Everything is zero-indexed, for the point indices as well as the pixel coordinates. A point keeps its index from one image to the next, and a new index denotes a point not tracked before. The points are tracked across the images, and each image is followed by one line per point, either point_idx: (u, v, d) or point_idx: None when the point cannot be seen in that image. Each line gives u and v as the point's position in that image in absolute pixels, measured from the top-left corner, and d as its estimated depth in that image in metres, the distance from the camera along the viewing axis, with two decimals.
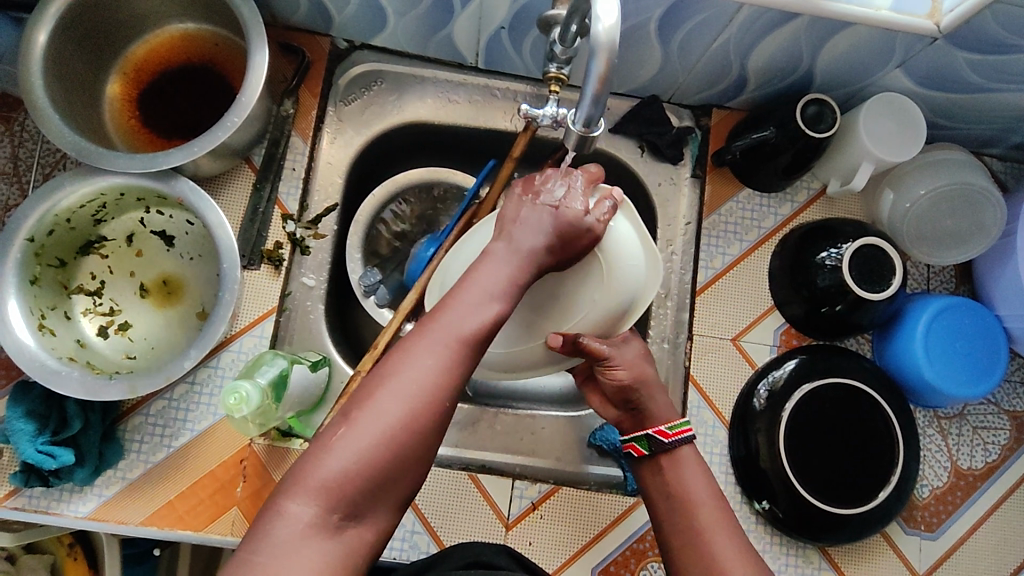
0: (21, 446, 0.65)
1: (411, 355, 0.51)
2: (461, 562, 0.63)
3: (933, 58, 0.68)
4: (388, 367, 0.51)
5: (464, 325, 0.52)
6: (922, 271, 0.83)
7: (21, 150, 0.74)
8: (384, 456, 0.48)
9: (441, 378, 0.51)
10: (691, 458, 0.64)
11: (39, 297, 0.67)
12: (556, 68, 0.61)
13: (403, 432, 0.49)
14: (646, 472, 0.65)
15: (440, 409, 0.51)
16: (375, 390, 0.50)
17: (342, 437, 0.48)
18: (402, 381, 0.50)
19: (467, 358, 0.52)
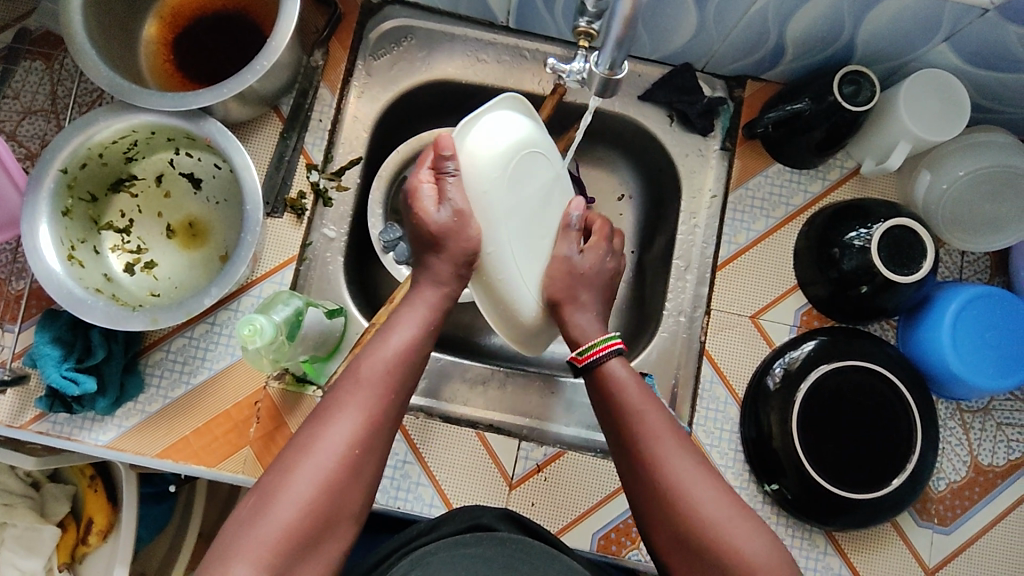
0: (47, 370, 0.68)
1: (330, 417, 0.54)
2: (461, 526, 0.63)
3: (983, 31, 0.65)
4: (309, 428, 0.54)
5: (378, 382, 0.56)
6: (956, 259, 0.80)
7: (60, 88, 0.77)
8: (308, 521, 0.51)
9: (357, 438, 0.54)
10: (626, 376, 0.61)
11: (70, 229, 0.69)
12: (587, 23, 0.60)
13: (325, 494, 0.52)
14: (592, 385, 0.63)
15: (359, 468, 0.54)
16: (298, 456, 0.53)
17: (272, 502, 0.51)
18: (325, 440, 0.53)
19: (383, 412, 0.56)
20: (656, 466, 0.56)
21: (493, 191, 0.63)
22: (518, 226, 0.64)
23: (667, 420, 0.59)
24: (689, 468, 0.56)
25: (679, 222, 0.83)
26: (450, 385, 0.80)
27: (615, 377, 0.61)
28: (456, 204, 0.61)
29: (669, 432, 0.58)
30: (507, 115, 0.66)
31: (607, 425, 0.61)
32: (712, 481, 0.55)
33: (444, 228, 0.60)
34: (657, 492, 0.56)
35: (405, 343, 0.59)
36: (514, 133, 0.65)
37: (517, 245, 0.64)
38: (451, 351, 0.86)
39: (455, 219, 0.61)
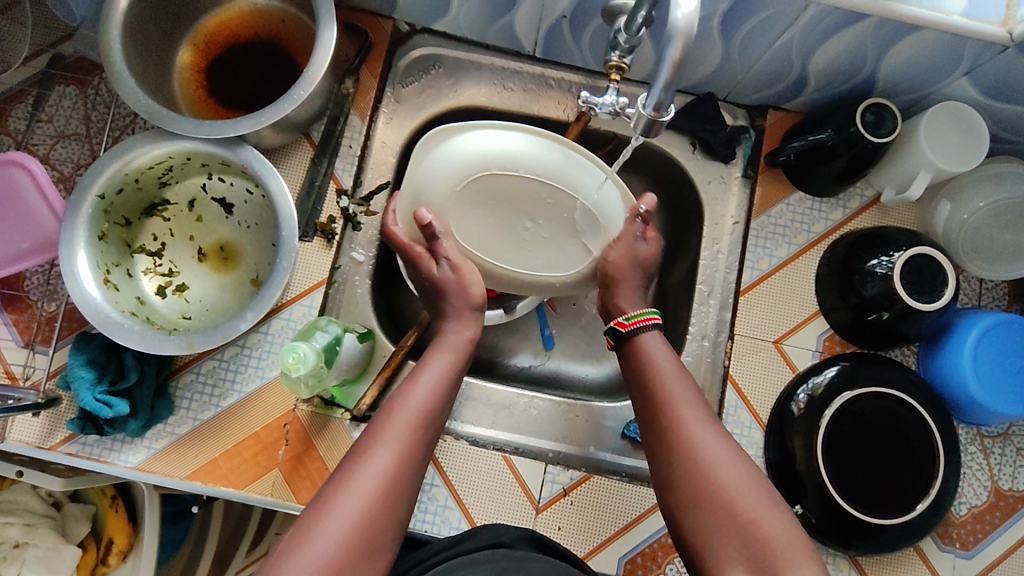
0: (81, 393, 0.69)
1: (368, 448, 0.54)
2: (484, 543, 0.63)
3: (1002, 67, 0.67)
4: (344, 466, 0.53)
5: (411, 421, 0.56)
6: (975, 285, 0.81)
7: (93, 113, 0.78)
8: (345, 560, 0.48)
9: (391, 475, 0.53)
10: (659, 350, 0.64)
11: (105, 253, 0.70)
12: (618, 57, 0.61)
13: (367, 526, 0.50)
14: (625, 362, 0.66)
15: (398, 499, 0.53)
16: (332, 492, 0.51)
17: (306, 539, 0.49)
18: (360, 475, 0.52)
19: (415, 451, 0.55)
20: (678, 428, 0.58)
21: (454, 228, 0.70)
22: (492, 235, 0.71)
23: (693, 392, 0.61)
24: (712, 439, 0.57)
25: (702, 248, 0.85)
26: (478, 408, 0.80)
27: (647, 351, 0.64)
28: (453, 259, 0.68)
29: (689, 399, 0.60)
30: (453, 148, 0.69)
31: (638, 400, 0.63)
32: (737, 458, 0.56)
33: (446, 283, 0.68)
34: (678, 459, 0.57)
35: (433, 378, 0.60)
36: (467, 151, 0.69)
37: (500, 247, 0.71)
38: (476, 373, 0.87)
39: (454, 274, 0.68)
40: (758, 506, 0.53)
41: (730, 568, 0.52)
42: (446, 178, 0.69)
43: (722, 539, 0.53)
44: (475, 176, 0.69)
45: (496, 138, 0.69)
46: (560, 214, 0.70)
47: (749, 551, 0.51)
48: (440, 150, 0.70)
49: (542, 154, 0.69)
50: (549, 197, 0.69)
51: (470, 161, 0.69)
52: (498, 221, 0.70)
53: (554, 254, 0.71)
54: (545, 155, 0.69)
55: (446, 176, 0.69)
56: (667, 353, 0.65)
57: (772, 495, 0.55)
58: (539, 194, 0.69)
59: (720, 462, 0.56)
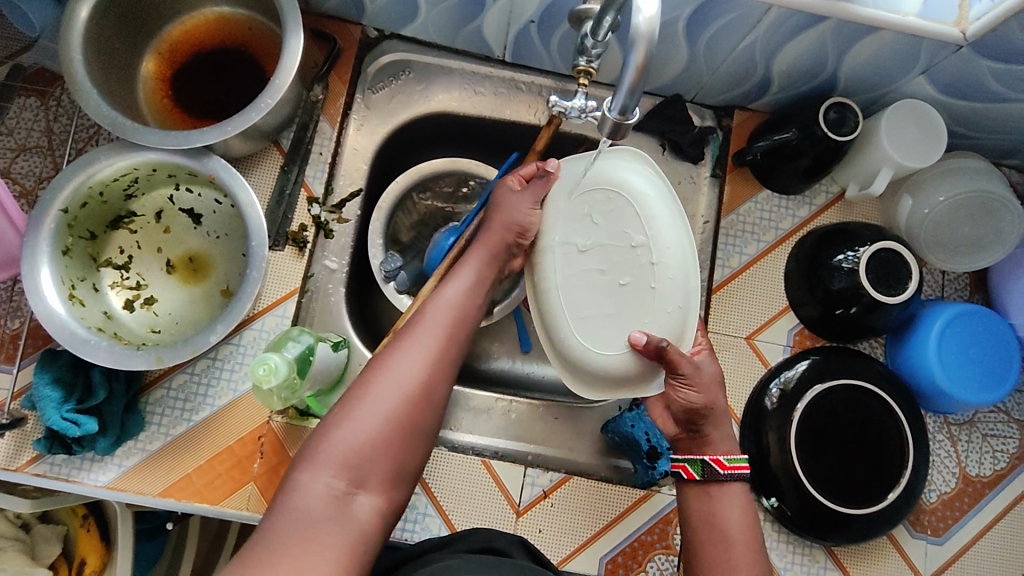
0: (47, 412, 0.67)
1: (397, 350, 0.61)
2: (475, 546, 0.63)
3: (957, 66, 0.69)
4: (384, 354, 0.61)
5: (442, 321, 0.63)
6: (937, 277, 0.83)
7: (55, 124, 0.76)
8: (388, 433, 0.57)
9: (427, 362, 0.60)
10: (740, 505, 0.64)
11: (70, 268, 0.69)
12: (586, 62, 0.61)
13: (403, 408, 0.58)
14: (693, 500, 0.65)
15: (430, 390, 0.60)
16: (374, 376, 0.59)
17: (354, 413, 0.57)
18: (399, 360, 0.60)
19: (448, 345, 0.63)
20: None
21: (573, 213, 0.69)
22: (575, 242, 0.69)
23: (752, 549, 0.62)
24: None
25: None
26: (457, 414, 0.80)
27: (725, 499, 0.64)
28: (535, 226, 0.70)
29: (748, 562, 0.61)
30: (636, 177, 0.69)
31: (697, 543, 0.64)
32: None
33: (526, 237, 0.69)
34: None
35: (459, 288, 0.67)
36: (625, 181, 0.69)
37: (577, 257, 0.69)
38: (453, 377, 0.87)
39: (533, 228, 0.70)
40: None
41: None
42: (592, 180, 0.69)
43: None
44: (614, 193, 0.68)
45: (653, 185, 0.69)
46: (640, 294, 0.67)
47: None
48: (626, 166, 0.70)
49: (673, 256, 0.67)
50: (650, 283, 0.67)
51: (622, 176, 0.69)
52: (599, 248, 0.68)
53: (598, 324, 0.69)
54: (677, 239, 0.68)
55: (597, 176, 0.69)
56: (743, 504, 0.64)
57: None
58: (642, 263, 0.67)
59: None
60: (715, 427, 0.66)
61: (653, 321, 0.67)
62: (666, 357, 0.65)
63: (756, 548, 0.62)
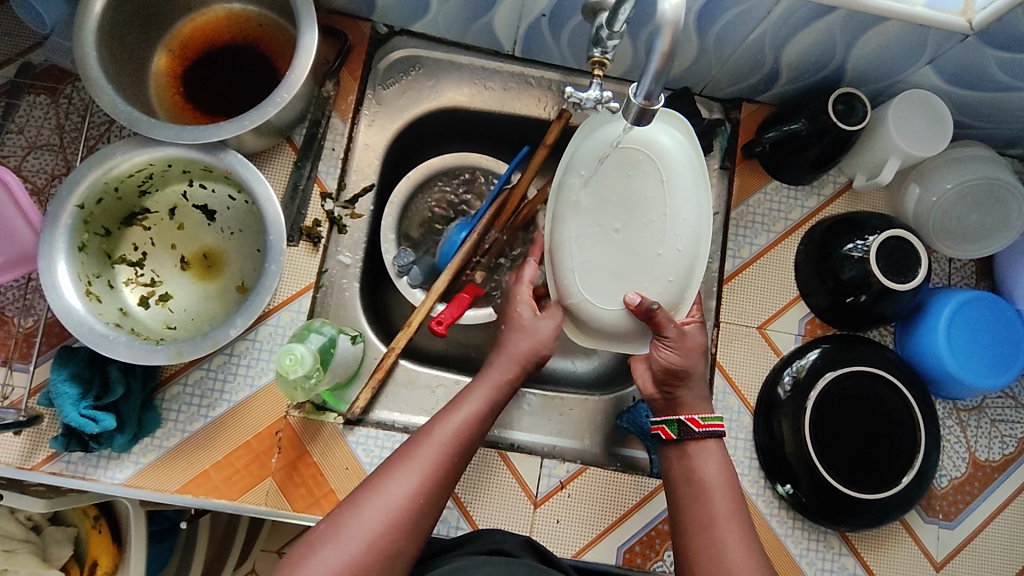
0: (65, 409, 0.67)
1: (392, 472, 0.58)
2: (484, 548, 0.62)
3: (963, 56, 0.70)
4: (378, 475, 0.58)
5: (444, 446, 0.61)
6: (944, 265, 0.85)
7: (66, 121, 0.76)
8: (370, 557, 0.53)
9: (420, 490, 0.57)
10: (719, 458, 0.65)
11: (86, 265, 0.69)
12: (600, 53, 0.62)
13: (388, 532, 0.54)
14: (674, 461, 0.66)
15: (425, 507, 0.57)
16: (364, 495, 0.57)
17: (339, 532, 0.54)
18: (391, 484, 0.57)
19: (445, 471, 0.60)
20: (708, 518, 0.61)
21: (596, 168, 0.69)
22: (591, 197, 0.69)
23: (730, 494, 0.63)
24: (735, 538, 0.60)
25: None
26: None
27: (703, 451, 0.65)
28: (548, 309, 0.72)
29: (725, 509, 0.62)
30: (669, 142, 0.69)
31: (678, 496, 0.64)
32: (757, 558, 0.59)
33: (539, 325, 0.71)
34: (698, 551, 0.60)
35: (463, 419, 0.63)
36: (654, 142, 0.68)
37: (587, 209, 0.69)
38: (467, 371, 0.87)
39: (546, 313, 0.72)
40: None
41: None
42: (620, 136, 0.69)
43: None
44: (639, 153, 0.68)
45: (683, 151, 0.69)
46: (645, 257, 0.68)
47: None
48: (661, 129, 0.69)
49: (689, 223, 0.68)
50: (655, 244, 0.68)
51: (657, 140, 0.69)
52: (611, 202, 0.69)
53: (603, 279, 0.69)
54: (695, 208, 0.68)
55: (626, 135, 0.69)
56: (722, 457, 0.65)
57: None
58: (652, 227, 0.68)
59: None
60: (689, 391, 0.68)
61: (651, 284, 0.69)
62: (654, 319, 0.67)
63: (735, 498, 0.63)
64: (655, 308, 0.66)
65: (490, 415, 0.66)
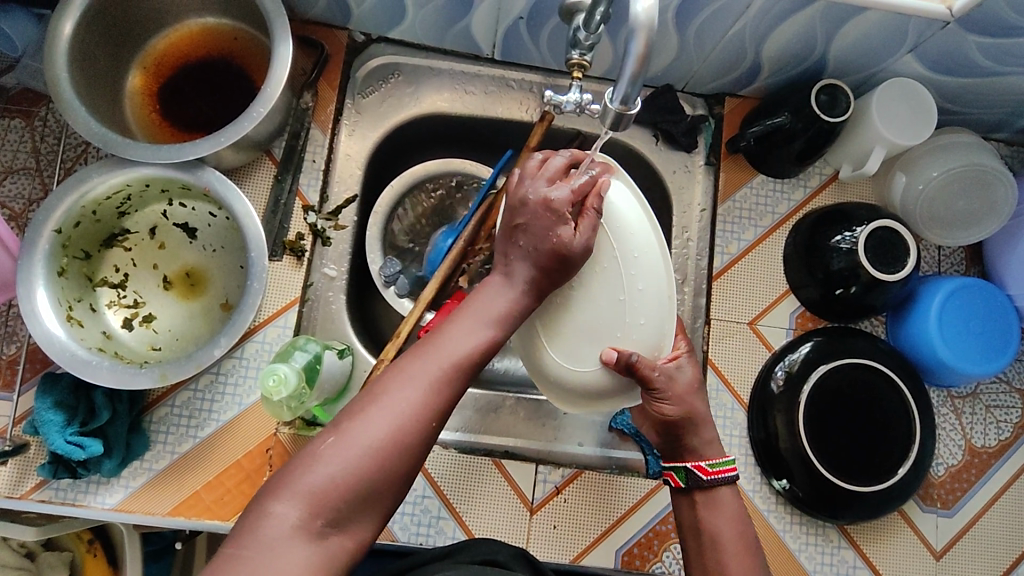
0: (50, 437, 0.66)
1: (398, 378, 0.52)
2: (476, 558, 0.61)
3: (945, 42, 0.70)
4: (383, 381, 0.53)
5: (456, 358, 0.54)
6: (934, 253, 0.84)
7: (42, 144, 0.75)
8: (372, 469, 0.49)
9: (427, 403, 0.52)
10: (733, 508, 0.63)
11: (66, 289, 0.68)
12: (579, 55, 0.61)
13: (391, 444, 0.50)
14: (684, 509, 0.65)
15: (431, 420, 0.52)
16: (368, 400, 0.51)
17: (339, 439, 0.49)
18: (396, 392, 0.51)
19: (454, 386, 0.54)
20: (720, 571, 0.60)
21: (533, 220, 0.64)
22: None
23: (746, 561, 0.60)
24: None
25: (672, 237, 0.85)
26: (464, 415, 0.80)
27: (716, 508, 0.63)
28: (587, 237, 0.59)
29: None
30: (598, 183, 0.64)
31: (693, 558, 0.62)
32: None
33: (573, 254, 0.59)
34: None
35: (475, 331, 0.56)
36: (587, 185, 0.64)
37: None
38: None
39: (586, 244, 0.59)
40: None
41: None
42: None
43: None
44: None
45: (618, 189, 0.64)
46: (609, 305, 0.61)
47: None
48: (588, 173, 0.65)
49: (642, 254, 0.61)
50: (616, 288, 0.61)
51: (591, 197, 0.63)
52: None
53: (567, 336, 0.62)
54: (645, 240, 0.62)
55: None
56: (735, 513, 0.63)
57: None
58: (605, 273, 0.61)
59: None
60: (703, 430, 0.64)
61: (627, 333, 0.61)
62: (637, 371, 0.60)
63: (747, 547, 0.62)
64: (635, 358, 0.59)
65: (508, 325, 0.58)
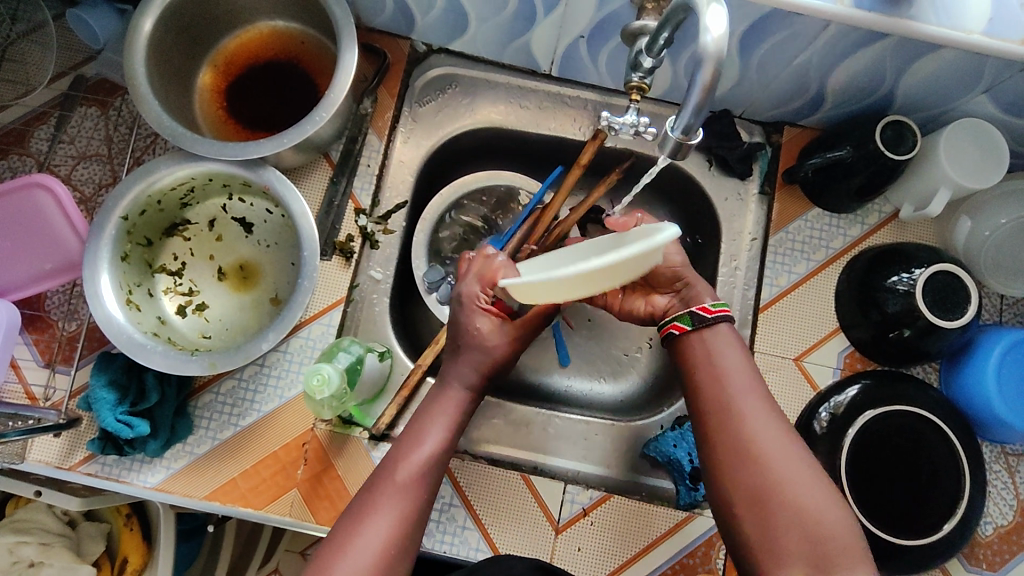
0: (102, 414, 0.69)
1: (362, 521, 0.57)
2: None
3: (1022, 84, 0.67)
4: (345, 530, 0.57)
5: (411, 486, 0.60)
6: (995, 302, 0.81)
7: (114, 133, 0.78)
8: None
9: (391, 539, 0.57)
10: (729, 337, 0.62)
11: (127, 274, 0.71)
12: (638, 78, 0.61)
13: None
14: (682, 347, 0.62)
15: (399, 554, 0.57)
16: (334, 552, 0.56)
17: None
18: (361, 539, 0.56)
19: (414, 513, 0.59)
20: (733, 404, 0.58)
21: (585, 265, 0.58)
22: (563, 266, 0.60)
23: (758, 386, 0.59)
24: (757, 409, 0.58)
25: (719, 264, 0.84)
26: (494, 425, 0.80)
27: (715, 339, 0.61)
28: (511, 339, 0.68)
29: (753, 399, 0.58)
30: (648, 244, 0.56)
31: (695, 390, 0.61)
32: (794, 450, 0.56)
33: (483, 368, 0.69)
34: (723, 421, 0.58)
35: (431, 446, 0.63)
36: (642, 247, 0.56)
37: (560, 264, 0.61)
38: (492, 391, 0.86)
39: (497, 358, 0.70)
40: (820, 502, 0.54)
41: (789, 566, 0.52)
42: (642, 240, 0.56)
43: (785, 540, 0.53)
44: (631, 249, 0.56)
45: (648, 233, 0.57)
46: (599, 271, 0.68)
47: (809, 552, 0.52)
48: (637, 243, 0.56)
49: None
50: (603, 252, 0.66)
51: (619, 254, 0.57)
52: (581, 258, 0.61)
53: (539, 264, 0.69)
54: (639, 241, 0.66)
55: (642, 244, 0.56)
56: (735, 341, 0.62)
57: (834, 491, 0.55)
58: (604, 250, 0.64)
59: (789, 472, 0.55)
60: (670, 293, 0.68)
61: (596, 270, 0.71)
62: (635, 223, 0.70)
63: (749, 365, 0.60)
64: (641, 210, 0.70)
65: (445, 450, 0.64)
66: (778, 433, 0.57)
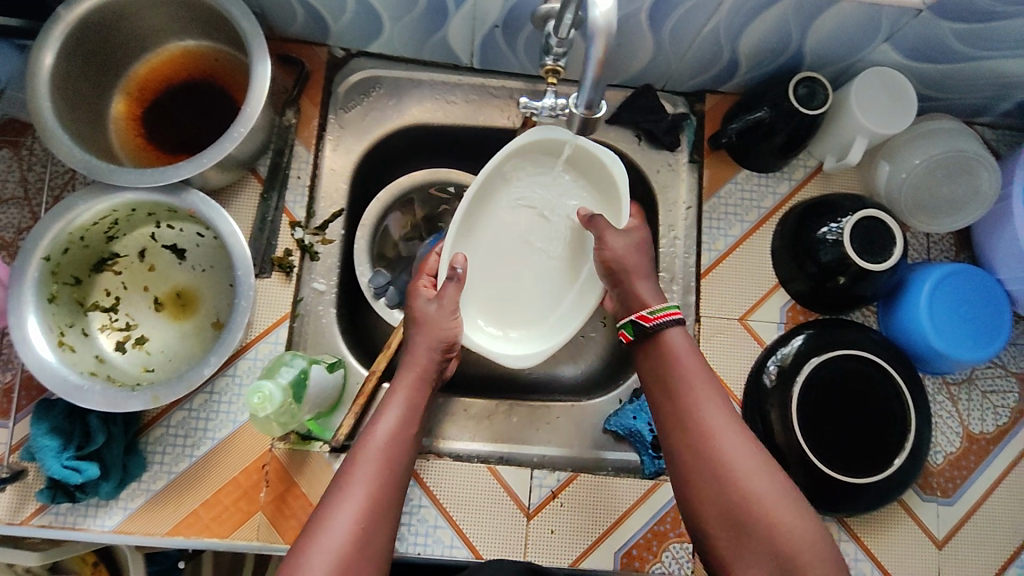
0: (47, 462, 0.67)
1: (337, 500, 0.57)
2: None
3: (920, 30, 0.70)
4: (319, 513, 0.56)
5: (381, 457, 0.60)
6: (922, 240, 0.84)
7: (29, 173, 0.76)
8: None
9: (364, 514, 0.56)
10: (683, 344, 0.66)
11: (58, 315, 0.69)
12: (552, 61, 0.62)
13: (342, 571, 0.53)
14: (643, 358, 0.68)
15: (376, 529, 0.57)
16: (310, 537, 0.54)
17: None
18: (336, 518, 0.55)
19: (387, 485, 0.59)
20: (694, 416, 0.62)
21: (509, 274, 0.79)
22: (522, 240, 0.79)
23: (709, 380, 0.64)
24: (719, 420, 0.61)
25: (659, 236, 0.85)
26: (456, 421, 0.80)
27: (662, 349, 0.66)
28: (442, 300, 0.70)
29: (709, 393, 0.63)
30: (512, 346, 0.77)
31: (663, 408, 0.65)
32: (758, 463, 0.59)
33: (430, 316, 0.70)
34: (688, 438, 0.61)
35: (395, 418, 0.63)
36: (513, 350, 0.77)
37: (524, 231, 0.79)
38: (453, 388, 0.86)
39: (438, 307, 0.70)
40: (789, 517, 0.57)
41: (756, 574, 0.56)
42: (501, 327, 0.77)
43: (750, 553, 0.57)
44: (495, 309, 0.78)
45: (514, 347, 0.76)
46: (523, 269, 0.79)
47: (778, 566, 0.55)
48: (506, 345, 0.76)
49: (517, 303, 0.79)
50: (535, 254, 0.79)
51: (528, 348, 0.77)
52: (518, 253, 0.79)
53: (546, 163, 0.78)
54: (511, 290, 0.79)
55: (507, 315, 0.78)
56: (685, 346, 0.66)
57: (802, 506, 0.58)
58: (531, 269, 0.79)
59: (756, 486, 0.58)
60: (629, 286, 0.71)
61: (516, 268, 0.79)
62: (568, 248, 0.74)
63: (704, 367, 0.65)
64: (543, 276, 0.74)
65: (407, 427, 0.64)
66: (743, 450, 0.60)
